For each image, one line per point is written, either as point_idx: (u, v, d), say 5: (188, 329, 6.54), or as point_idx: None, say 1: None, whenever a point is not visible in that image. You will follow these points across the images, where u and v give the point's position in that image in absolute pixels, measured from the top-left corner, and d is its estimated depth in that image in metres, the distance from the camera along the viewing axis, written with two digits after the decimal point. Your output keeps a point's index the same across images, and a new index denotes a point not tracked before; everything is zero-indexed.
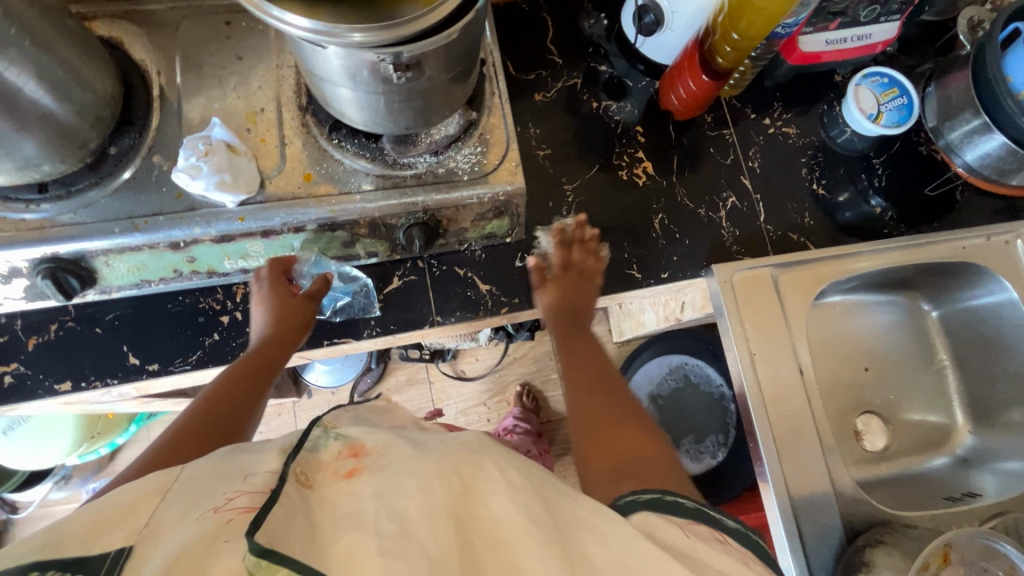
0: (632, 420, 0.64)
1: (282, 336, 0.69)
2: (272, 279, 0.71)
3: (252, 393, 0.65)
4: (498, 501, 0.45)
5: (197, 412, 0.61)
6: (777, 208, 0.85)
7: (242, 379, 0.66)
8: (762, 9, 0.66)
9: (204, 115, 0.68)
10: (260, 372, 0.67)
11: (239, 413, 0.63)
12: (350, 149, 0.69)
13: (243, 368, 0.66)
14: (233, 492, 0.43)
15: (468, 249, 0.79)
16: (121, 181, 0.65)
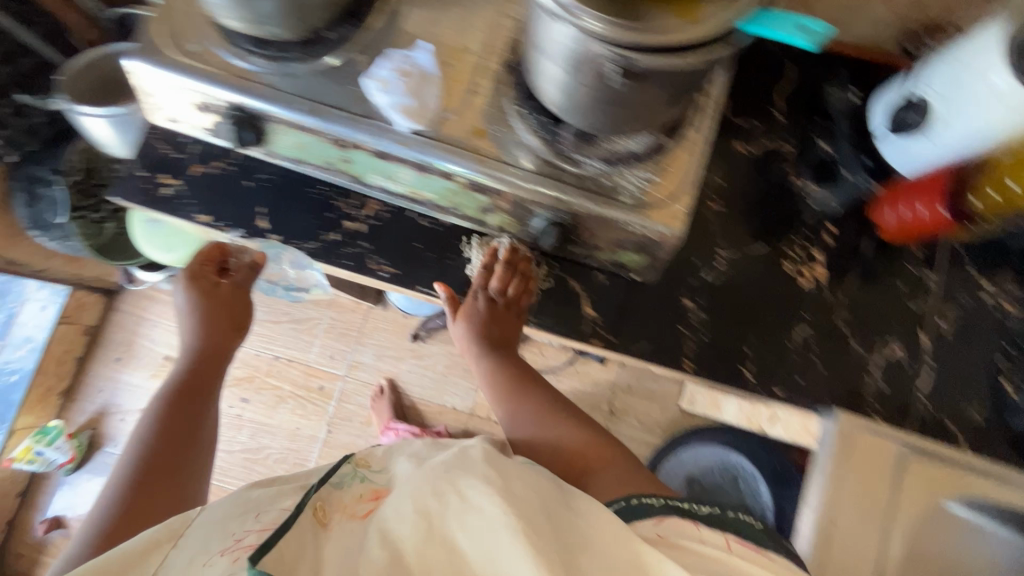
0: (546, 433, 0.77)
1: (210, 358, 0.93)
2: (194, 276, 0.94)
3: (197, 404, 0.90)
4: (481, 501, 0.60)
5: (160, 437, 0.85)
6: (949, 386, 0.71)
7: (196, 373, 0.91)
8: None
9: (417, 34, 0.68)
10: (203, 357, 0.93)
11: (197, 425, 0.89)
12: (530, 122, 0.66)
13: (187, 378, 0.90)
14: (313, 548, 0.58)
15: (592, 267, 0.73)
16: (323, 65, 0.68)
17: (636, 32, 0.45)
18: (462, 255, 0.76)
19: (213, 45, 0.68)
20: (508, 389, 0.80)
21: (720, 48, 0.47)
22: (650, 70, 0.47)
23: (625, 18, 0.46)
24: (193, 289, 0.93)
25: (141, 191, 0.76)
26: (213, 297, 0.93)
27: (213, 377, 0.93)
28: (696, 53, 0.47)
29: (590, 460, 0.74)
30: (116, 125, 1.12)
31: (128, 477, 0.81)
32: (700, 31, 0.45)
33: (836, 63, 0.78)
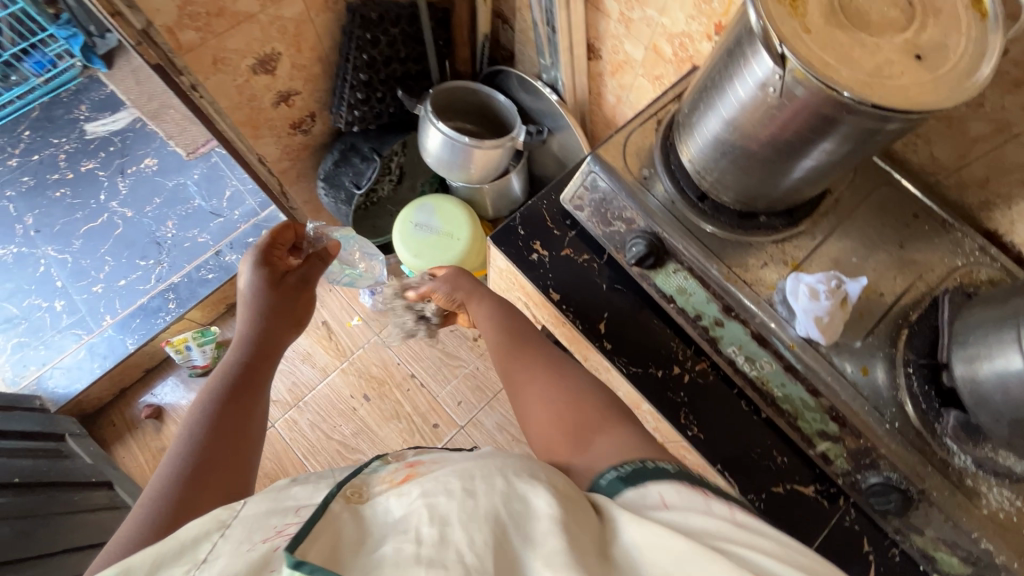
0: (567, 389, 0.72)
1: (268, 336, 0.86)
2: (265, 259, 0.96)
3: (246, 398, 0.75)
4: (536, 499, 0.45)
5: (203, 427, 0.68)
6: None
7: (244, 378, 0.78)
8: None
9: (837, 256, 0.73)
10: (252, 371, 0.80)
11: (242, 418, 0.72)
12: (915, 388, 0.66)
13: (238, 381, 0.77)
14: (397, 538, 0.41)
15: (893, 541, 0.70)
16: (745, 241, 0.74)
17: None
18: (766, 455, 0.74)
19: (662, 179, 0.77)
20: (548, 370, 0.77)
21: None
22: None
23: None
24: (263, 275, 0.93)
25: (515, 245, 0.85)
26: (292, 286, 0.96)
27: (263, 382, 0.80)
28: None
29: (590, 427, 0.65)
30: (447, 143, 1.24)
31: (177, 462, 0.63)
32: None
33: None
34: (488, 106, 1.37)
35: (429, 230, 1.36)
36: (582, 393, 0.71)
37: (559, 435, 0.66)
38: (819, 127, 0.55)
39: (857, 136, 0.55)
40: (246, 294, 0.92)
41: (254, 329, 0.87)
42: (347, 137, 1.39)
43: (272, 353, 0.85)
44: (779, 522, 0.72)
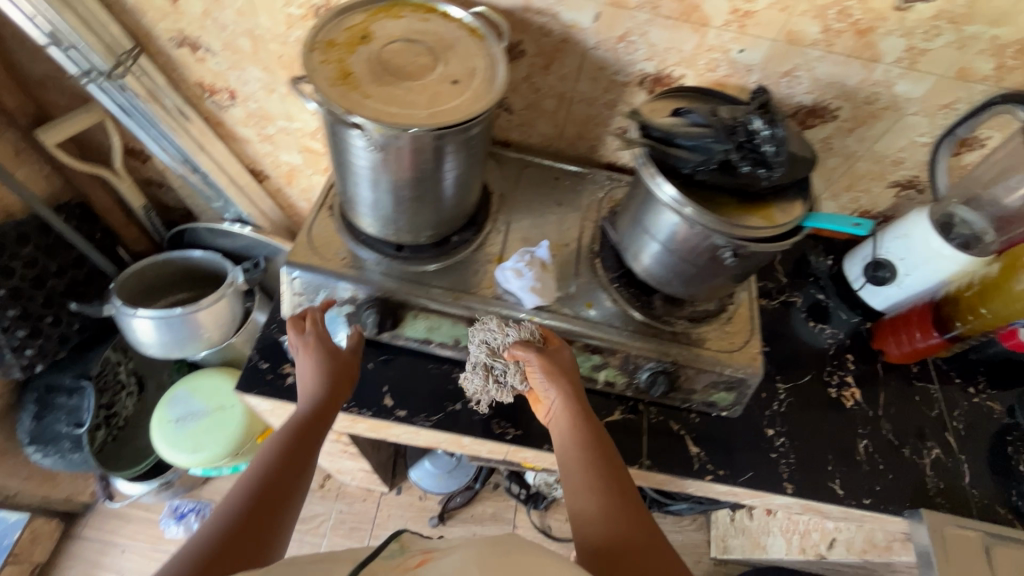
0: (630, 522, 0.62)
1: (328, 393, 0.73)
2: (322, 345, 0.74)
3: (294, 475, 0.65)
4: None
5: (260, 486, 0.62)
6: (983, 475, 0.86)
7: (291, 452, 0.67)
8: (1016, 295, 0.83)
9: (524, 234, 0.87)
10: (301, 439, 0.68)
11: (278, 505, 0.62)
12: (627, 295, 0.82)
13: (287, 455, 0.66)
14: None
15: (687, 409, 0.85)
16: (452, 261, 0.82)
17: (743, 228, 0.64)
18: None
19: (359, 250, 0.81)
20: (611, 492, 0.65)
21: (793, 238, 0.67)
22: (755, 250, 0.66)
23: (732, 219, 0.66)
24: (320, 362, 0.73)
25: (266, 380, 0.79)
26: (338, 372, 0.74)
27: (308, 456, 0.68)
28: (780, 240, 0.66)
29: (636, 553, 0.60)
30: (161, 325, 1.13)
31: (217, 524, 0.58)
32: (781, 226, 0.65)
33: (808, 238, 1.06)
34: (190, 267, 1.29)
35: (197, 415, 1.19)
36: (627, 501, 0.65)
37: (582, 533, 0.63)
38: (431, 156, 0.65)
39: (460, 146, 0.67)
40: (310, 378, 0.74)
41: (311, 396, 0.72)
42: (36, 381, 1.19)
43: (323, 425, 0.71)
44: None
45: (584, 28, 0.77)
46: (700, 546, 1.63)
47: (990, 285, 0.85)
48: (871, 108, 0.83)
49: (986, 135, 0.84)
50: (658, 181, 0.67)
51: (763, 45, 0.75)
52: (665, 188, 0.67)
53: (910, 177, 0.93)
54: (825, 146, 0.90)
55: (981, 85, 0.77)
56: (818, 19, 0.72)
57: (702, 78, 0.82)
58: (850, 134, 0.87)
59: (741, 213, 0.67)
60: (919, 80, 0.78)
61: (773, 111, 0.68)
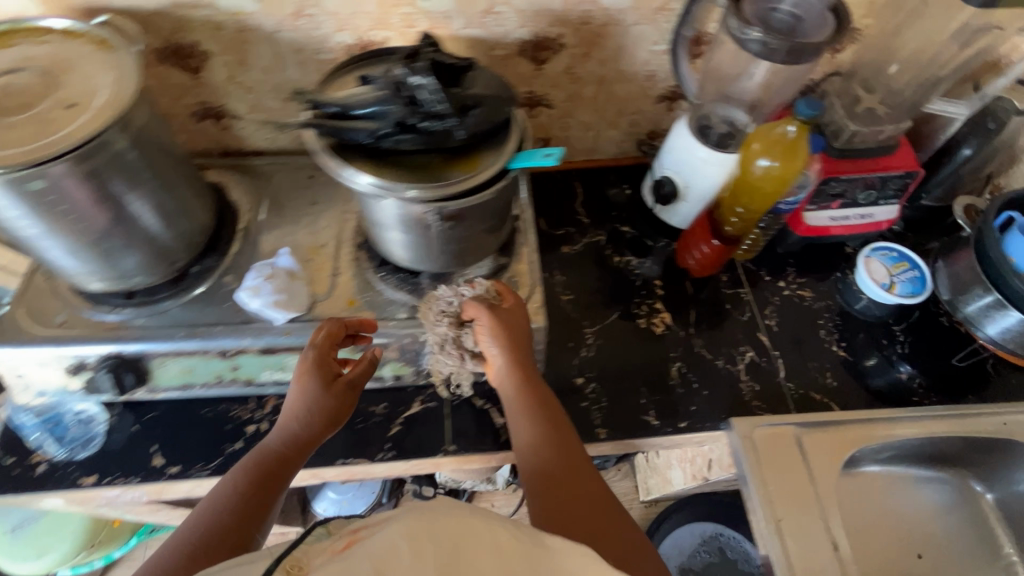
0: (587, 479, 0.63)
1: (324, 412, 0.67)
2: (320, 369, 0.67)
3: (269, 498, 0.63)
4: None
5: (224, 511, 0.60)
6: (798, 366, 0.86)
7: (260, 471, 0.64)
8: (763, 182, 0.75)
9: (274, 244, 0.80)
10: (279, 463, 0.65)
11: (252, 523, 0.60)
12: (392, 282, 0.77)
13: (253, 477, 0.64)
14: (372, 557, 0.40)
15: (489, 381, 0.80)
16: (194, 295, 0.75)
17: (444, 188, 0.61)
18: (369, 415, 0.78)
19: (80, 310, 0.73)
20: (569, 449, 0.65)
21: (501, 180, 0.64)
22: (470, 204, 0.64)
23: (432, 182, 0.62)
24: (314, 385, 0.66)
25: (13, 477, 0.71)
26: (340, 396, 0.68)
27: (281, 476, 0.65)
28: (488, 187, 0.64)
29: (576, 485, 0.62)
30: None
31: (195, 532, 0.58)
32: (482, 172, 0.62)
33: (605, 173, 1.03)
34: None
35: (34, 518, 1.09)
36: (570, 450, 0.65)
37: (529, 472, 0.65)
38: (94, 182, 0.59)
39: (115, 170, 0.61)
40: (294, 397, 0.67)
41: (303, 417, 0.66)
42: None
43: (308, 446, 0.67)
44: (412, 451, 0.76)
45: (253, 13, 0.70)
46: (629, 494, 1.64)
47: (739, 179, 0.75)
48: (592, 28, 0.79)
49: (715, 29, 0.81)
50: (348, 174, 0.61)
51: None
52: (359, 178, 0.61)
53: (670, 88, 0.90)
54: (571, 76, 0.86)
55: None
56: None
57: (407, 37, 0.76)
58: (587, 59, 0.83)
59: (444, 168, 0.63)
60: None
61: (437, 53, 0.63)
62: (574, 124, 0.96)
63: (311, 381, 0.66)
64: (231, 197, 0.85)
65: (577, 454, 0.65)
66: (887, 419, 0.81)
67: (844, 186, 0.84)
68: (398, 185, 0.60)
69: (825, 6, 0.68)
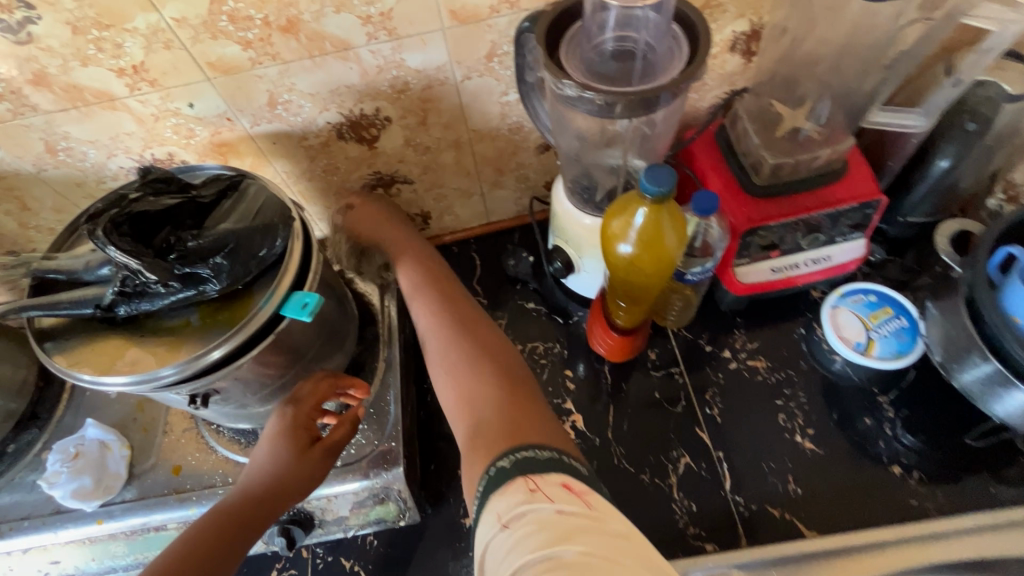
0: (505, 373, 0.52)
1: (297, 471, 0.55)
2: (292, 420, 0.58)
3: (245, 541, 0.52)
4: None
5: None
6: (749, 469, 0.67)
7: (223, 525, 0.52)
8: (638, 267, 0.52)
9: (103, 400, 0.70)
10: (238, 519, 0.53)
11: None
12: (226, 435, 0.66)
13: (207, 533, 0.51)
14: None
15: (356, 536, 0.67)
16: (9, 479, 0.66)
17: (214, 351, 0.48)
18: None
19: None
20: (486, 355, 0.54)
21: (283, 321, 0.51)
22: (254, 359, 0.51)
23: (196, 351, 0.49)
24: (282, 450, 0.56)
25: None
26: (311, 468, 0.56)
27: (252, 524, 0.53)
28: (270, 334, 0.51)
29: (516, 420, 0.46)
30: None
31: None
32: (253, 320, 0.49)
33: (506, 236, 0.87)
34: None
35: None
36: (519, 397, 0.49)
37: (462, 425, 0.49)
38: None
39: None
40: (257, 461, 0.56)
41: (267, 480, 0.55)
42: None
43: (277, 500, 0.54)
44: None
45: (0, 158, 0.60)
46: None
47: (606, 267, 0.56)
48: (414, 94, 0.63)
49: None
50: (87, 377, 0.48)
51: (205, 90, 0.57)
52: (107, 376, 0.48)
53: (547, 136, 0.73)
54: (419, 147, 0.71)
55: (502, 17, 0.57)
56: (224, 37, 0.53)
57: (195, 147, 0.63)
58: (427, 126, 0.68)
59: (211, 325, 0.50)
60: (428, 44, 0.58)
61: (167, 182, 0.52)
62: (449, 193, 0.80)
63: (277, 450, 0.56)
64: None
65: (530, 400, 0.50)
66: (873, 546, 0.59)
67: (777, 232, 0.64)
68: (194, 353, 0.48)
69: (671, 18, 0.49)
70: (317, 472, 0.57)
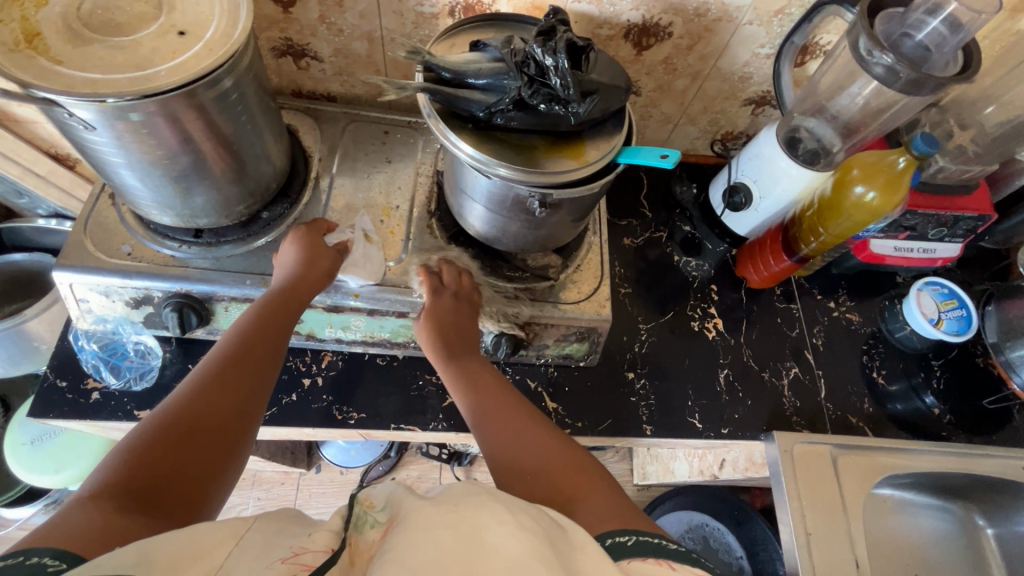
0: (537, 431, 0.61)
1: (304, 276, 0.65)
2: (302, 238, 0.68)
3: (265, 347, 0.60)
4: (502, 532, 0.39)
5: (198, 395, 0.54)
6: (839, 389, 0.88)
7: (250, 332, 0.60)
8: (852, 214, 0.78)
9: (347, 199, 0.78)
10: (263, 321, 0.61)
11: (247, 418, 0.56)
12: (464, 256, 0.76)
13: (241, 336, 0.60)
14: (297, 548, 0.42)
15: (543, 364, 0.81)
16: (263, 242, 0.73)
17: (558, 174, 0.59)
18: (425, 383, 0.78)
19: (146, 242, 0.70)
20: (505, 435, 0.60)
21: (610, 175, 0.62)
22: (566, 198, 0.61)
23: (539, 167, 0.60)
24: (291, 250, 0.67)
25: (66, 401, 0.71)
26: (312, 264, 0.66)
27: (275, 338, 0.61)
28: (595, 181, 0.62)
29: (572, 482, 0.55)
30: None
31: (161, 421, 0.52)
32: (594, 164, 0.60)
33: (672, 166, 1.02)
34: (16, 275, 1.12)
35: (54, 435, 1.10)
36: (558, 439, 0.60)
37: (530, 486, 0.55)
38: (199, 131, 0.57)
39: (222, 112, 0.58)
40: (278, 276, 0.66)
41: (280, 278, 0.65)
42: None
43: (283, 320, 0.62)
44: (463, 424, 0.77)
45: None
46: (623, 474, 1.70)
47: (828, 203, 0.80)
48: (705, 21, 0.76)
49: (826, 41, 0.79)
50: (452, 138, 0.59)
51: None
52: (462, 146, 0.60)
53: (761, 93, 0.88)
54: (668, 67, 0.83)
55: None
56: None
57: (516, 2, 0.73)
58: (689, 52, 0.81)
59: (552, 153, 0.61)
60: None
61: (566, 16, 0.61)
62: (655, 115, 0.93)
63: (290, 250, 0.67)
64: (301, 142, 0.82)
65: (570, 452, 0.59)
66: (911, 452, 0.84)
67: (918, 220, 0.84)
68: (498, 164, 0.58)
69: (959, 46, 0.65)
70: (320, 268, 0.66)
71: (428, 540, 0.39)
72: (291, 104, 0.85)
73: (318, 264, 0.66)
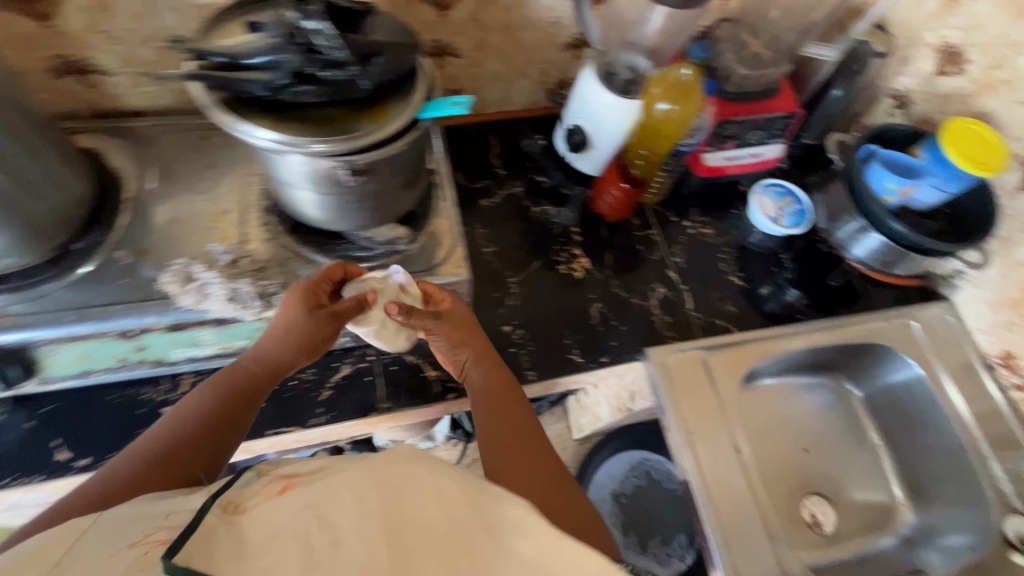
0: (522, 428, 0.67)
1: (297, 344, 0.65)
2: (308, 294, 0.65)
3: (238, 412, 0.63)
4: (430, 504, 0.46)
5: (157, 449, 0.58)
6: (704, 297, 0.94)
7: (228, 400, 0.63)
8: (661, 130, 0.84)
9: (171, 213, 0.74)
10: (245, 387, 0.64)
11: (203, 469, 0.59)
12: (310, 246, 0.75)
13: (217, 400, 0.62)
14: (149, 529, 0.43)
15: (417, 336, 0.81)
16: (81, 274, 0.68)
17: (358, 138, 0.59)
18: (298, 382, 0.76)
19: None
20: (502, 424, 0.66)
21: (413, 131, 0.63)
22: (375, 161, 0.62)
23: (338, 135, 0.59)
24: (297, 309, 0.64)
25: None
26: (319, 324, 0.64)
27: (252, 397, 0.65)
28: (399, 140, 0.62)
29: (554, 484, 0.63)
30: None
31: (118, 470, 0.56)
32: (392, 122, 0.60)
33: (517, 123, 1.04)
34: None
35: None
36: (538, 442, 0.67)
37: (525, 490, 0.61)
38: None
39: None
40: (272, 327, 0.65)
41: (276, 338, 0.64)
42: None
43: (283, 369, 0.66)
44: (345, 412, 0.76)
45: None
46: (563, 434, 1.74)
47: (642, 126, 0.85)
48: None
49: None
50: (245, 129, 0.57)
51: None
52: (259, 134, 0.58)
53: (575, 36, 0.91)
54: (477, 24, 0.84)
55: None
56: None
57: None
58: (491, 5, 0.82)
59: (350, 120, 0.60)
60: None
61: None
62: (484, 75, 0.94)
63: (289, 310, 0.64)
64: (110, 164, 0.77)
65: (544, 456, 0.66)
66: (773, 338, 0.91)
67: (736, 127, 0.90)
68: (301, 141, 0.57)
69: None
70: (318, 335, 0.64)
71: (344, 497, 0.44)
72: (92, 128, 0.79)
73: (342, 323, 0.65)
